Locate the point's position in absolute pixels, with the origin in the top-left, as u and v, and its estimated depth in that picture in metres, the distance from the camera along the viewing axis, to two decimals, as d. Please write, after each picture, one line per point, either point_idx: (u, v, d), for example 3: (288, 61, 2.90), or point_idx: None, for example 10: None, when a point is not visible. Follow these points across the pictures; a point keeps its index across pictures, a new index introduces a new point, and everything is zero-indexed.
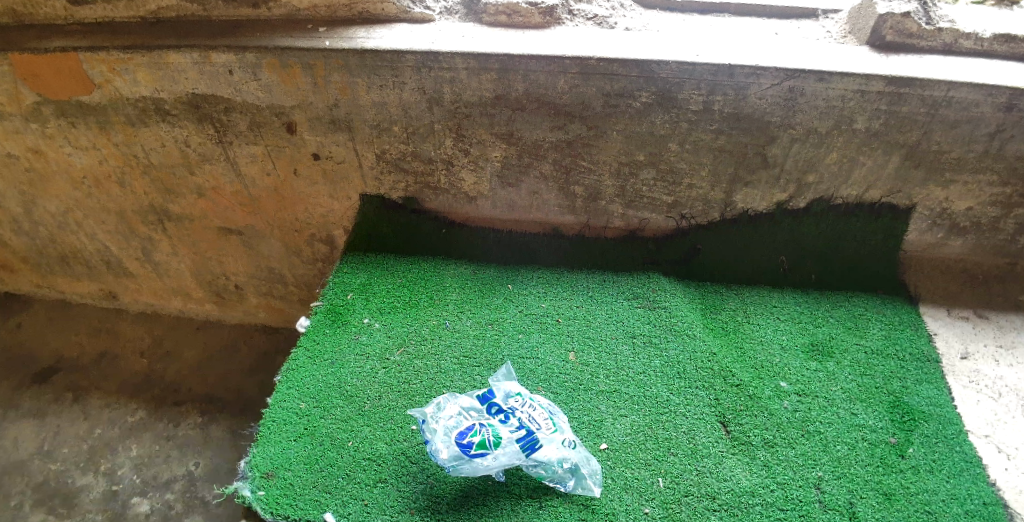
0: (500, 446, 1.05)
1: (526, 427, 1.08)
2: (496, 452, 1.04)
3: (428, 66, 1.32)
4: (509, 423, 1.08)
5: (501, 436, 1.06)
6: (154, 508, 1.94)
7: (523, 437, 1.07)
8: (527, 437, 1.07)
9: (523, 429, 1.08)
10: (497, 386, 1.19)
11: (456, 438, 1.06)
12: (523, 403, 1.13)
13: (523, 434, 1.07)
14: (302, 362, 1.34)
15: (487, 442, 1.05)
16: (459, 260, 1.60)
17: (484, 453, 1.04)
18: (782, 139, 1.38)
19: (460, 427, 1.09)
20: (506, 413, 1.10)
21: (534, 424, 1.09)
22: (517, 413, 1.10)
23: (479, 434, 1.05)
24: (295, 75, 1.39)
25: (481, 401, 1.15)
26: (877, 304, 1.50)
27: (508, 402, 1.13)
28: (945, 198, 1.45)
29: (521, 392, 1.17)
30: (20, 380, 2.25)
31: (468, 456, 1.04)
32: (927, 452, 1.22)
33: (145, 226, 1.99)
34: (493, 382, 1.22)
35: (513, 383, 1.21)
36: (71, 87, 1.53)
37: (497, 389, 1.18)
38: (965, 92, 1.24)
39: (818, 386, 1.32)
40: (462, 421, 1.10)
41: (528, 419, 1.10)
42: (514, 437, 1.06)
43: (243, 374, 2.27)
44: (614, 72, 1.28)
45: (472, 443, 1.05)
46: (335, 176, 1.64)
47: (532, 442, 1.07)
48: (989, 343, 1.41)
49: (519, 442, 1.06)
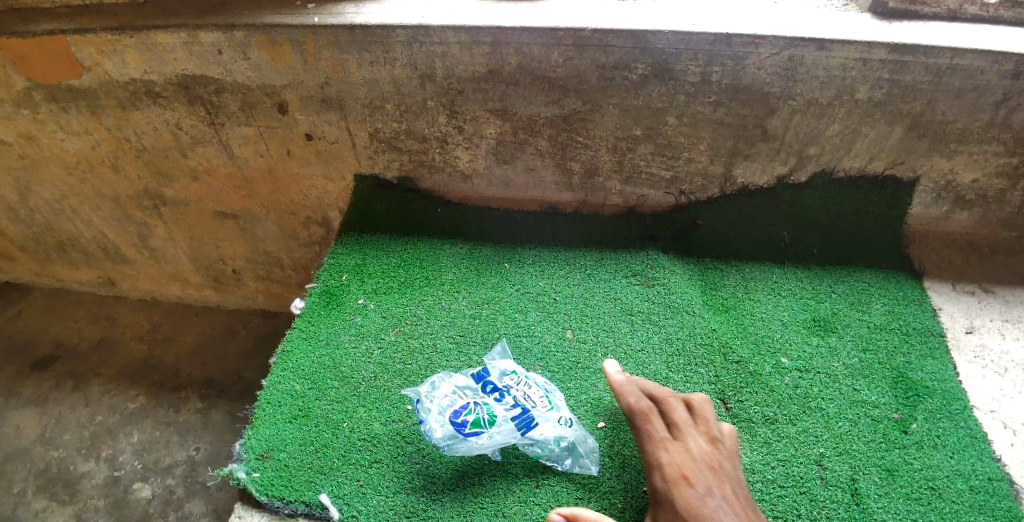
0: (495, 425, 1.05)
1: (521, 405, 1.08)
2: (491, 430, 1.04)
3: (419, 41, 1.30)
4: (503, 401, 1.08)
5: (496, 414, 1.06)
6: (155, 493, 1.95)
7: (518, 415, 1.06)
8: (522, 416, 1.06)
9: (518, 407, 1.08)
10: (493, 364, 1.19)
11: (450, 416, 1.06)
12: (518, 381, 1.13)
13: (518, 412, 1.07)
14: (297, 344, 1.33)
15: (481, 421, 1.04)
16: (455, 239, 1.58)
17: (479, 432, 1.04)
18: (782, 111, 1.35)
19: (455, 405, 1.09)
20: (501, 391, 1.10)
21: (529, 402, 1.09)
22: (511, 391, 1.10)
23: (474, 413, 1.05)
24: (285, 53, 1.37)
25: (477, 379, 1.15)
26: (880, 279, 1.47)
27: (503, 380, 1.13)
28: (950, 169, 1.41)
29: (516, 370, 1.18)
30: (21, 367, 2.25)
31: (463, 435, 1.04)
32: (931, 427, 1.20)
33: (141, 211, 1.98)
34: (488, 360, 1.22)
35: (509, 361, 1.21)
36: (60, 69, 1.51)
37: (492, 367, 1.18)
38: (970, 59, 1.20)
39: (820, 362, 1.30)
40: (458, 399, 1.10)
41: (523, 397, 1.09)
42: (510, 416, 1.06)
43: (243, 358, 2.29)
44: (608, 44, 1.25)
45: (467, 422, 1.04)
46: (328, 157, 1.62)
47: (527, 420, 1.06)
48: (995, 317, 1.39)
49: (514, 420, 1.06)
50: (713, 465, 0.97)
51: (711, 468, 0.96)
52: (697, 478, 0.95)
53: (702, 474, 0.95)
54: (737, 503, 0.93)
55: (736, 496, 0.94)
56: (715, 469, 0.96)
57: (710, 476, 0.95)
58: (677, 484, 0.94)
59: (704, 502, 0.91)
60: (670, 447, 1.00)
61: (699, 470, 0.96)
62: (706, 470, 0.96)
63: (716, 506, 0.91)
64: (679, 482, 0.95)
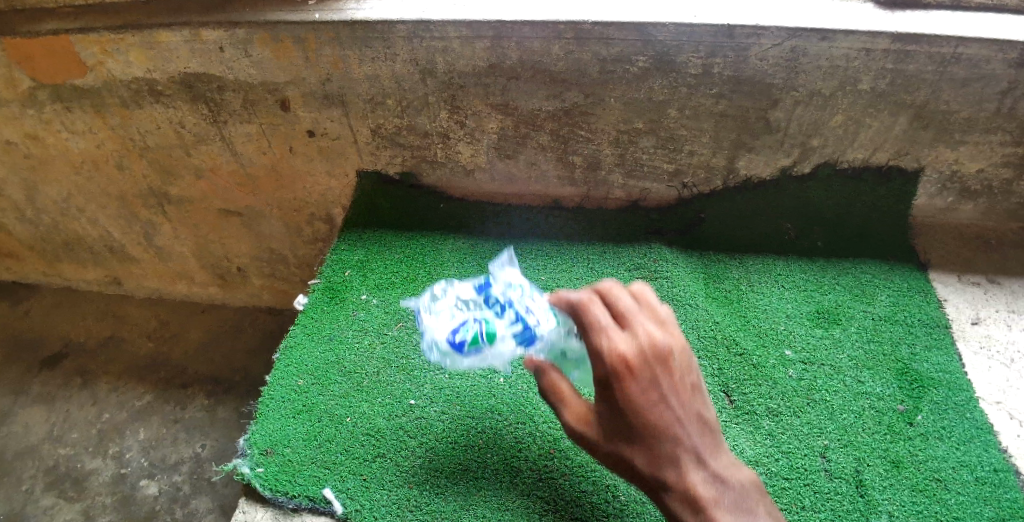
0: (494, 342, 0.92)
1: (524, 320, 0.93)
2: (489, 348, 0.92)
3: (420, 36, 1.30)
4: (505, 315, 0.94)
5: (496, 331, 0.92)
6: (162, 490, 1.96)
7: (520, 331, 0.92)
8: (524, 331, 0.92)
9: (521, 322, 0.92)
10: (496, 272, 1.03)
11: (446, 336, 0.95)
12: (522, 294, 0.97)
13: (520, 328, 0.92)
14: (301, 339, 1.33)
15: (479, 339, 0.91)
16: (458, 234, 1.58)
17: (477, 350, 0.92)
18: (785, 103, 1.34)
19: (453, 322, 0.96)
20: (504, 304, 0.95)
21: (533, 316, 0.93)
22: (514, 304, 0.95)
23: (471, 332, 0.92)
24: (286, 49, 1.37)
25: (478, 291, 1.00)
26: (885, 270, 1.45)
27: (506, 291, 0.98)
28: (956, 159, 1.40)
29: (523, 279, 1.01)
30: (30, 366, 2.27)
31: (462, 353, 0.93)
32: (937, 419, 1.19)
33: (146, 210, 1.99)
34: (493, 269, 1.04)
35: (514, 268, 1.05)
36: (64, 68, 1.52)
37: (496, 276, 1.02)
38: (974, 48, 1.19)
39: (824, 354, 1.30)
40: (456, 314, 0.98)
41: (527, 310, 0.94)
42: (511, 331, 0.92)
43: (249, 355, 2.31)
44: (609, 37, 1.25)
45: (463, 341, 0.92)
46: (331, 153, 1.62)
47: (529, 335, 0.92)
48: (1001, 308, 1.38)
49: (516, 336, 0.92)
50: (664, 353, 0.77)
51: (662, 357, 0.77)
52: (645, 372, 0.76)
53: (649, 366, 0.76)
54: (684, 393, 0.78)
55: (684, 384, 0.79)
56: (667, 358, 0.77)
57: (660, 367, 0.76)
58: (621, 380, 0.75)
59: (648, 398, 0.75)
60: (616, 335, 0.77)
61: (646, 360, 0.76)
62: (655, 359, 0.77)
63: (660, 402, 0.76)
64: (621, 376, 0.75)
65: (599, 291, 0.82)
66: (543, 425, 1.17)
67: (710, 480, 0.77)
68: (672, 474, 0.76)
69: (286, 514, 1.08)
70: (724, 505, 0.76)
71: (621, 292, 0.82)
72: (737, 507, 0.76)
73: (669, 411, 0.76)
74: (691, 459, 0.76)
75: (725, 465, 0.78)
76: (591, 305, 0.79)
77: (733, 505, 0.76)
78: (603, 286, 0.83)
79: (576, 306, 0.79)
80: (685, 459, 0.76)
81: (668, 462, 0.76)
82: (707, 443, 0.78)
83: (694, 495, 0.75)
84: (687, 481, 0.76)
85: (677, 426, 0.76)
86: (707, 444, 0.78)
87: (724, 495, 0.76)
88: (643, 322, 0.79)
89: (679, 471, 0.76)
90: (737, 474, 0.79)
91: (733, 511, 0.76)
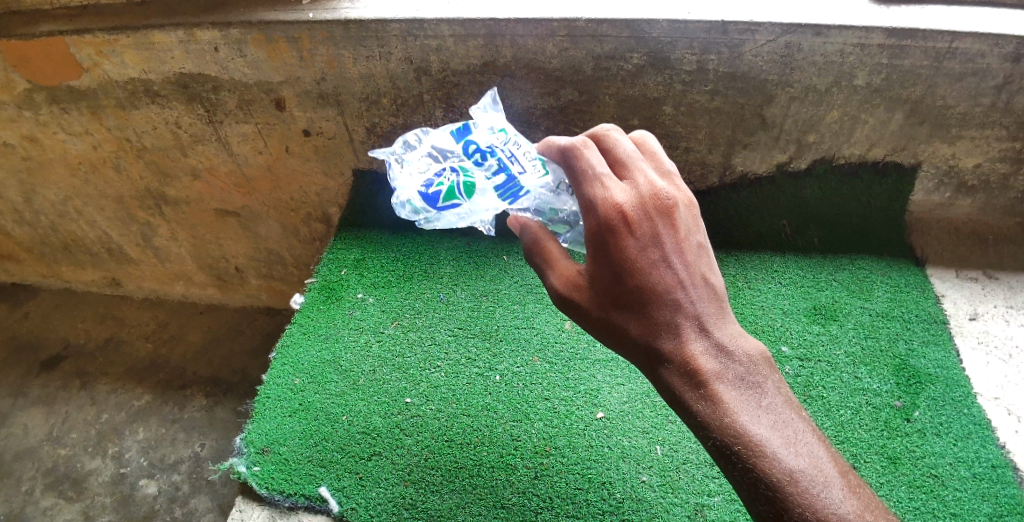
0: (473, 196, 0.92)
1: (506, 171, 0.91)
2: (467, 201, 0.92)
3: (414, 35, 1.30)
4: (485, 165, 0.93)
5: (475, 183, 0.91)
6: (161, 490, 1.98)
7: (503, 183, 0.91)
8: (507, 184, 0.91)
9: (503, 173, 0.92)
10: (476, 122, 1.00)
11: (420, 190, 0.94)
12: (505, 142, 0.95)
13: (502, 179, 0.91)
14: (296, 339, 1.33)
15: (457, 192, 0.92)
16: (453, 234, 1.53)
17: (454, 204, 0.92)
18: (780, 98, 1.34)
19: (427, 175, 0.95)
20: (484, 153, 0.93)
21: (517, 165, 0.92)
22: (496, 153, 0.93)
23: (447, 184, 0.92)
24: (280, 49, 1.37)
25: (455, 141, 0.98)
26: (882, 266, 1.44)
27: (487, 140, 0.96)
28: (952, 155, 1.40)
29: (505, 127, 0.99)
30: (29, 368, 2.28)
31: (437, 208, 0.93)
32: (934, 415, 1.19)
33: (144, 211, 1.99)
34: (476, 115, 1.02)
35: (496, 116, 1.02)
36: (60, 71, 1.52)
37: (475, 125, 0.99)
38: (969, 42, 1.19)
39: (821, 350, 1.29)
40: (432, 168, 0.97)
41: (510, 159, 0.92)
42: (492, 184, 0.92)
43: (248, 355, 2.31)
44: (603, 34, 1.24)
45: (439, 194, 0.92)
46: (328, 153, 1.62)
47: (513, 189, 0.91)
48: (999, 303, 1.38)
49: (498, 189, 0.91)
50: (666, 209, 0.73)
51: (663, 211, 0.73)
52: (643, 225, 0.72)
53: (649, 221, 0.72)
54: (688, 252, 0.73)
55: (688, 243, 0.74)
56: (668, 214, 0.73)
57: (660, 223, 0.72)
58: (617, 232, 0.71)
59: (647, 257, 0.71)
60: (611, 183, 0.74)
61: (644, 210, 0.72)
62: (655, 213, 0.73)
63: (660, 261, 0.71)
64: (619, 228, 0.71)
65: (599, 149, 0.79)
66: (539, 423, 1.17)
67: (713, 352, 0.71)
68: (669, 342, 0.71)
69: (282, 513, 1.08)
70: (728, 378, 0.70)
71: (625, 147, 0.78)
72: (743, 382, 0.70)
73: (669, 272, 0.72)
74: (691, 326, 0.72)
75: (732, 336, 0.72)
76: (591, 157, 0.75)
77: (739, 380, 0.70)
78: (604, 142, 0.79)
79: (574, 157, 0.76)
80: (685, 325, 0.71)
81: (665, 327, 0.72)
82: (712, 310, 0.73)
83: (693, 364, 0.70)
84: (686, 349, 0.71)
85: (678, 289, 0.72)
86: (712, 310, 0.73)
87: (729, 369, 0.70)
88: (645, 175, 0.76)
89: (678, 338, 0.71)
90: (745, 346, 0.72)
91: (739, 386, 0.70)
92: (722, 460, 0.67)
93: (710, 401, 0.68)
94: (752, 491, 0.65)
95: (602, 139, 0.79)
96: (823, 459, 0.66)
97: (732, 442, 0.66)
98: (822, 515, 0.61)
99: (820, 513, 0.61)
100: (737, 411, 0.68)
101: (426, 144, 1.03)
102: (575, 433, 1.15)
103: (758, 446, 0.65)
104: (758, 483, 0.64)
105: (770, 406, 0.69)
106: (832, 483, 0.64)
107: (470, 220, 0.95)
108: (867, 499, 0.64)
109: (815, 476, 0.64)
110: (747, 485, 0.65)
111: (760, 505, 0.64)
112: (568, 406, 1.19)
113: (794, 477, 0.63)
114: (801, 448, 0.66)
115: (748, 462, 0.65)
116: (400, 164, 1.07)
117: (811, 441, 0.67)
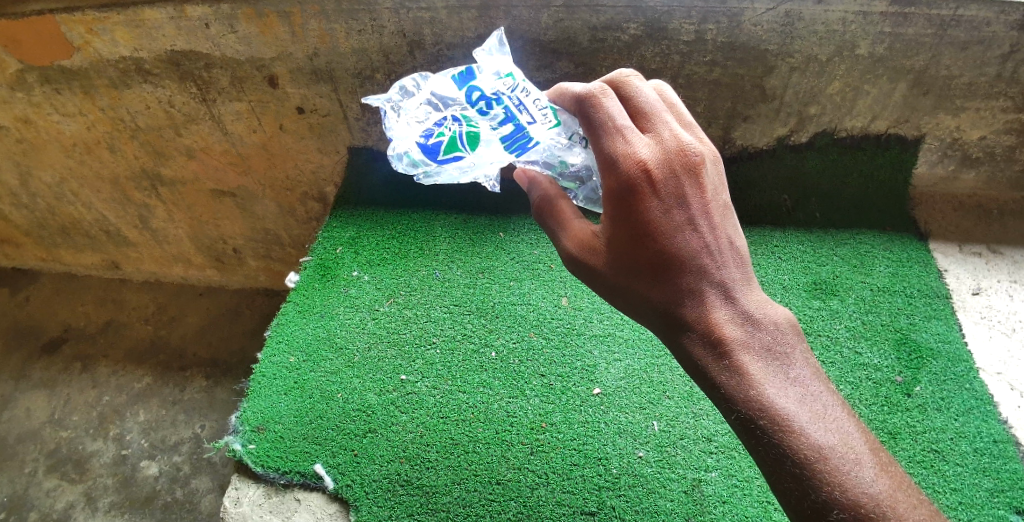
0: (477, 148, 0.90)
1: (514, 120, 0.88)
2: (471, 153, 0.91)
3: (406, 7, 1.28)
4: (490, 114, 0.90)
5: (478, 134, 0.90)
6: (162, 470, 2.02)
7: (509, 134, 0.89)
8: (514, 135, 0.88)
9: (510, 124, 0.89)
10: (480, 66, 0.97)
11: (420, 140, 0.93)
12: (512, 88, 0.91)
13: (509, 130, 0.89)
14: (291, 316, 1.32)
15: (458, 143, 0.90)
16: (449, 209, 1.51)
17: (456, 156, 0.91)
18: (780, 69, 1.31)
19: (427, 126, 0.95)
20: (490, 101, 0.91)
21: (525, 114, 0.88)
22: (502, 101, 0.90)
23: (448, 134, 0.91)
24: (272, 24, 1.35)
25: (457, 88, 0.96)
26: (884, 240, 1.41)
27: (493, 86, 0.92)
28: (956, 127, 1.37)
29: (512, 71, 0.95)
30: (30, 352, 2.29)
31: (436, 161, 0.92)
32: (935, 390, 1.17)
33: (140, 193, 1.98)
34: (480, 55, 0.99)
35: (503, 60, 0.98)
36: (50, 50, 1.50)
37: (480, 69, 0.96)
38: (974, 9, 1.17)
39: (820, 326, 1.27)
40: (432, 117, 0.96)
41: (518, 108, 0.89)
42: (497, 134, 0.89)
43: (245, 336, 2.32)
44: (599, 4, 1.23)
45: (440, 146, 0.91)
46: (322, 130, 1.60)
47: (521, 141, 0.88)
48: (1003, 279, 1.36)
49: (504, 140, 0.89)
50: (692, 165, 0.70)
51: (688, 168, 0.70)
52: (667, 183, 0.69)
53: (673, 180, 0.69)
54: (714, 214, 0.71)
55: (714, 203, 0.71)
56: (694, 171, 0.70)
57: (685, 181, 0.70)
58: (639, 190, 0.69)
59: (671, 220, 0.69)
60: (634, 136, 0.71)
61: (669, 167, 0.69)
62: (680, 170, 0.70)
63: (684, 224, 0.70)
64: (641, 188, 0.69)
65: (620, 99, 0.75)
66: (535, 399, 1.16)
67: (739, 321, 0.70)
68: (691, 310, 0.71)
69: (276, 491, 1.09)
70: (754, 348, 0.68)
71: (648, 98, 0.74)
72: (770, 353, 0.69)
73: (693, 235, 0.70)
74: (716, 293, 0.70)
75: (759, 305, 0.71)
76: (610, 108, 0.72)
77: (765, 351, 0.69)
78: (624, 90, 0.76)
79: (592, 108, 0.73)
80: (710, 293, 0.70)
81: (688, 294, 0.71)
82: (737, 277, 0.71)
83: (718, 334, 0.69)
84: (708, 317, 0.70)
85: (702, 254, 0.70)
86: (738, 276, 0.71)
87: (754, 339, 0.69)
88: (670, 128, 0.73)
89: (702, 306, 0.70)
90: (771, 314, 0.71)
91: (764, 357, 0.68)
92: (745, 434, 0.66)
93: (733, 372, 0.68)
94: (775, 469, 0.64)
95: (623, 85, 0.76)
96: (854, 436, 0.64)
97: (756, 415, 0.65)
98: (850, 495, 0.60)
99: (848, 494, 0.60)
100: (762, 382, 0.66)
101: (425, 90, 1.00)
102: (570, 409, 1.15)
103: (783, 421, 0.64)
104: (782, 460, 0.63)
105: (798, 378, 0.67)
106: (864, 463, 0.62)
107: (473, 174, 0.93)
108: (898, 479, 0.62)
109: (846, 453, 0.62)
110: (769, 459, 0.65)
111: (783, 483, 0.64)
112: (564, 382, 1.18)
113: (822, 454, 0.62)
114: (831, 424, 0.64)
115: (772, 436, 0.64)
116: (396, 112, 1.05)
117: (843, 417, 0.66)
